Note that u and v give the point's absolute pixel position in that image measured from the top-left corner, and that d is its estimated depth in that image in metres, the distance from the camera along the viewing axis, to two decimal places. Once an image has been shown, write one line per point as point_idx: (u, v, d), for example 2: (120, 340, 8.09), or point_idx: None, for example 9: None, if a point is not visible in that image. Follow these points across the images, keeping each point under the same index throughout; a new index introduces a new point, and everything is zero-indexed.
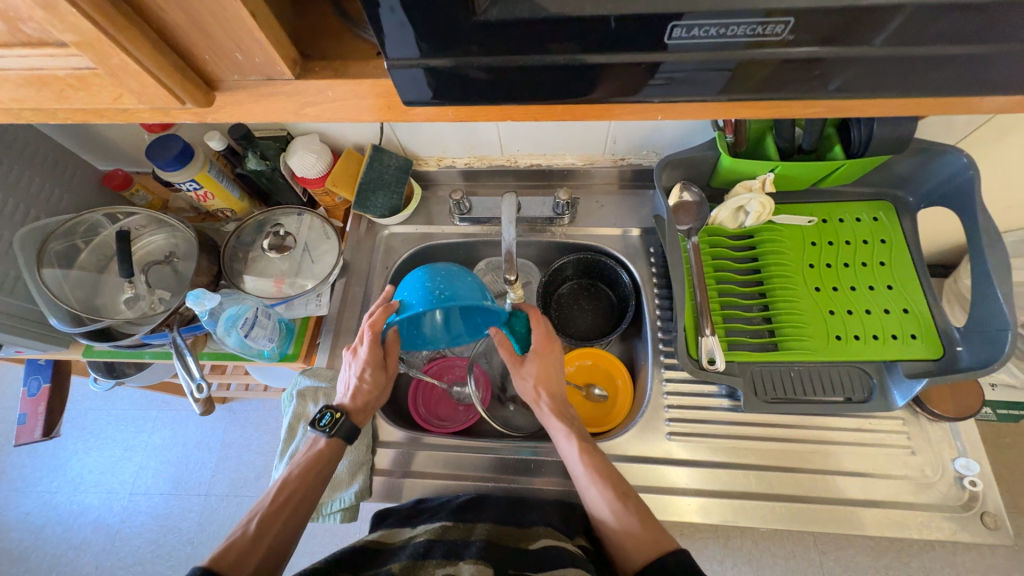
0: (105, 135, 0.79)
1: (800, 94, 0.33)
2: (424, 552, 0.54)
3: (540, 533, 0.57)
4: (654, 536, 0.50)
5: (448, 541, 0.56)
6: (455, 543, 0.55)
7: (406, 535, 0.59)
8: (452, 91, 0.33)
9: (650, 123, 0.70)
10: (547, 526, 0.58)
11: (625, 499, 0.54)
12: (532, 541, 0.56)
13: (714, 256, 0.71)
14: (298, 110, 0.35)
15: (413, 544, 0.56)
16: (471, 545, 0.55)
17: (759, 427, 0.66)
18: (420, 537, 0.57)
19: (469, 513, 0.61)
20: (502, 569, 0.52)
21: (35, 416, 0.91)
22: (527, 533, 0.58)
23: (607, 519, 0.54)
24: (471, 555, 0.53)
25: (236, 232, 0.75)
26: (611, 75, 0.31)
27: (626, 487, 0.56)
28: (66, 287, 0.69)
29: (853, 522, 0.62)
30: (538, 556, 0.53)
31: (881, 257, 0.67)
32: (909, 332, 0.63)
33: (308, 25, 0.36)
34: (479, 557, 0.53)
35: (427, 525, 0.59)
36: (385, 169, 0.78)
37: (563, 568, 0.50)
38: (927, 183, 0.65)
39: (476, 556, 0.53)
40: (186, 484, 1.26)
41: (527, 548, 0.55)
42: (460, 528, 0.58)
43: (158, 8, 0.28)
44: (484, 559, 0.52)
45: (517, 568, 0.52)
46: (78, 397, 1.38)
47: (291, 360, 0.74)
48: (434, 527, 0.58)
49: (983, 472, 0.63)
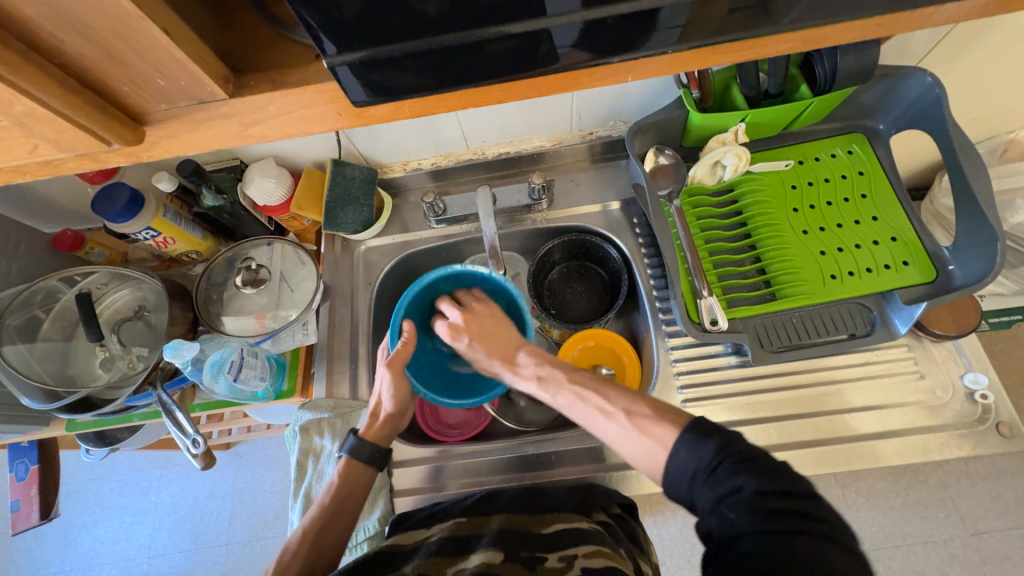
0: (45, 194, 0.73)
1: (767, 34, 0.31)
2: (437, 549, 0.52)
3: (554, 517, 0.57)
4: (666, 434, 0.45)
5: (461, 536, 0.54)
6: (470, 537, 0.54)
7: (421, 536, 0.56)
8: (401, 84, 0.30)
9: (614, 92, 0.69)
10: (559, 511, 0.58)
11: (617, 417, 0.49)
12: (546, 525, 0.56)
13: (699, 215, 0.70)
14: (242, 132, 0.32)
15: (428, 544, 0.54)
16: (484, 537, 0.53)
17: (771, 378, 0.66)
18: (435, 536, 0.55)
19: (483, 506, 0.59)
20: (514, 552, 0.51)
21: (29, 502, 0.88)
22: (542, 517, 0.57)
23: (615, 441, 0.49)
24: (482, 545, 0.52)
25: (205, 273, 0.72)
26: (571, 40, 0.29)
27: (615, 399, 0.50)
28: (34, 362, 0.65)
29: (874, 455, 0.62)
30: (553, 539, 0.53)
31: (861, 190, 0.67)
32: (901, 259, 0.63)
33: (235, 37, 0.33)
34: (491, 545, 0.51)
35: (441, 524, 0.57)
36: (350, 183, 0.75)
37: (578, 547, 0.51)
38: (895, 108, 0.65)
39: (487, 545, 0.52)
40: (204, 537, 1.23)
41: (542, 533, 0.54)
42: (474, 522, 0.56)
43: (57, 40, 0.25)
44: (494, 547, 0.51)
45: (528, 550, 0.52)
46: (75, 470, 1.33)
47: (289, 397, 0.71)
48: (447, 525, 0.56)
49: (992, 383, 0.64)
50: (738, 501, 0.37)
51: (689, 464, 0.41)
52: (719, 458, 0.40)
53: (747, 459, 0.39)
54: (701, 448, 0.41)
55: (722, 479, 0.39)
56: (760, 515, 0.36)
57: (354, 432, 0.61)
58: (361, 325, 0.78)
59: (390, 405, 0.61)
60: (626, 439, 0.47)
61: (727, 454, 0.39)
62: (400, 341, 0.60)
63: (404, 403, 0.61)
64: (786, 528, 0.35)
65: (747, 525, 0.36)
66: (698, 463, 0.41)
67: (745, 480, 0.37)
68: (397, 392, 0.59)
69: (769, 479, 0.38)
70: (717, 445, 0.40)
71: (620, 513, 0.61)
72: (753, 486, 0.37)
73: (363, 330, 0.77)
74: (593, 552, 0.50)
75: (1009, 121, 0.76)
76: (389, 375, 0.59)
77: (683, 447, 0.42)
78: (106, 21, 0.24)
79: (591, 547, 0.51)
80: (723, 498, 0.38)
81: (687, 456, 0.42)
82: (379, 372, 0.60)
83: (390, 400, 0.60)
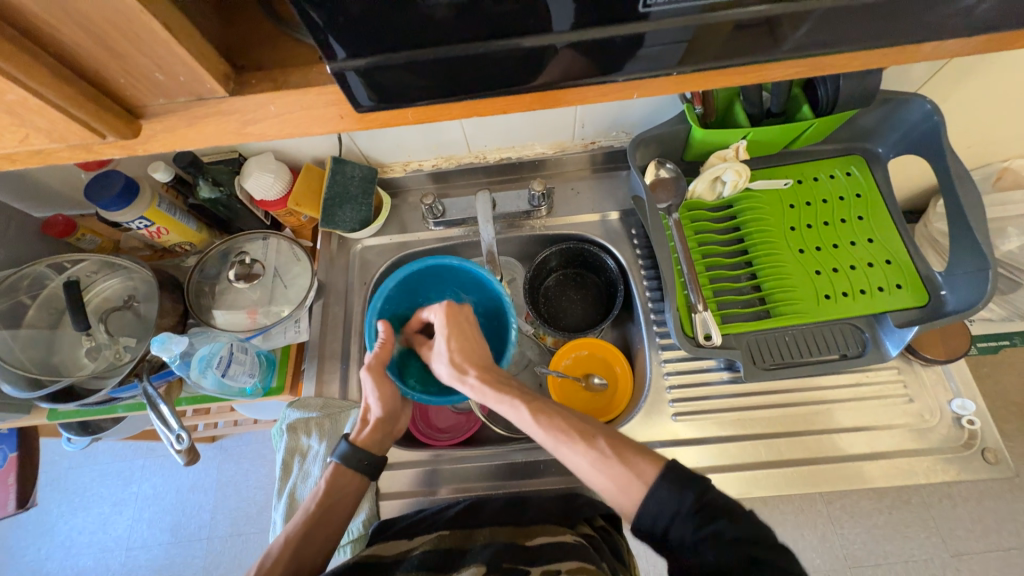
0: (38, 177, 0.72)
1: (772, 58, 0.31)
2: (419, 563, 0.52)
3: (539, 530, 0.56)
4: (647, 469, 0.46)
5: (445, 549, 0.54)
6: (453, 551, 0.54)
7: (404, 548, 0.56)
8: (404, 90, 0.30)
9: (618, 104, 0.69)
10: (543, 523, 0.57)
11: (595, 444, 0.49)
12: (530, 538, 0.55)
13: (697, 230, 0.70)
14: (241, 130, 0.32)
15: (411, 558, 0.53)
16: (470, 552, 0.53)
17: (761, 395, 0.66)
18: (418, 549, 0.55)
19: (468, 518, 0.59)
20: (497, 564, 0.50)
21: (6, 489, 0.87)
22: (526, 530, 0.57)
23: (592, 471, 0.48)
24: (467, 561, 0.51)
25: (198, 266, 0.71)
26: (579, 54, 0.29)
27: (596, 427, 0.51)
28: (17, 349, 0.63)
29: (860, 476, 0.62)
30: (536, 551, 0.52)
31: (858, 212, 0.68)
32: (894, 282, 0.63)
33: (237, 33, 0.32)
34: (477, 560, 0.51)
35: (424, 536, 0.57)
36: (349, 181, 0.74)
37: (562, 562, 0.50)
38: (894, 133, 0.66)
39: (472, 561, 0.51)
40: (184, 530, 1.21)
41: (527, 545, 0.54)
42: (458, 535, 0.56)
43: (52, 30, 0.25)
44: (479, 561, 0.51)
45: (512, 562, 0.51)
46: (56, 457, 1.30)
47: (277, 394, 0.70)
48: (430, 538, 0.56)
49: (979, 409, 0.65)
50: (716, 546, 0.39)
51: (670, 502, 0.42)
52: (698, 506, 0.41)
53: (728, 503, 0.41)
54: (682, 493, 0.42)
55: (703, 521, 0.40)
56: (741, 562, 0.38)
57: (347, 438, 0.60)
58: (354, 325, 0.77)
59: (379, 410, 0.60)
60: (601, 469, 0.47)
61: (711, 496, 0.42)
62: (377, 344, 0.59)
63: (393, 403, 0.61)
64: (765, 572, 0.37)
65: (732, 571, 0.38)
66: (678, 505, 0.42)
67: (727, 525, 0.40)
68: (383, 394, 0.59)
69: (747, 526, 0.40)
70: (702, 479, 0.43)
71: (603, 525, 0.61)
72: (731, 531, 0.39)
73: (355, 329, 0.77)
74: (576, 568, 0.49)
75: (1003, 150, 0.78)
76: (370, 378, 0.59)
77: (662, 488, 0.43)
78: (106, 14, 0.24)
79: (576, 562, 0.50)
80: (706, 539, 0.39)
81: (667, 497, 0.43)
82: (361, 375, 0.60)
83: (376, 403, 0.60)
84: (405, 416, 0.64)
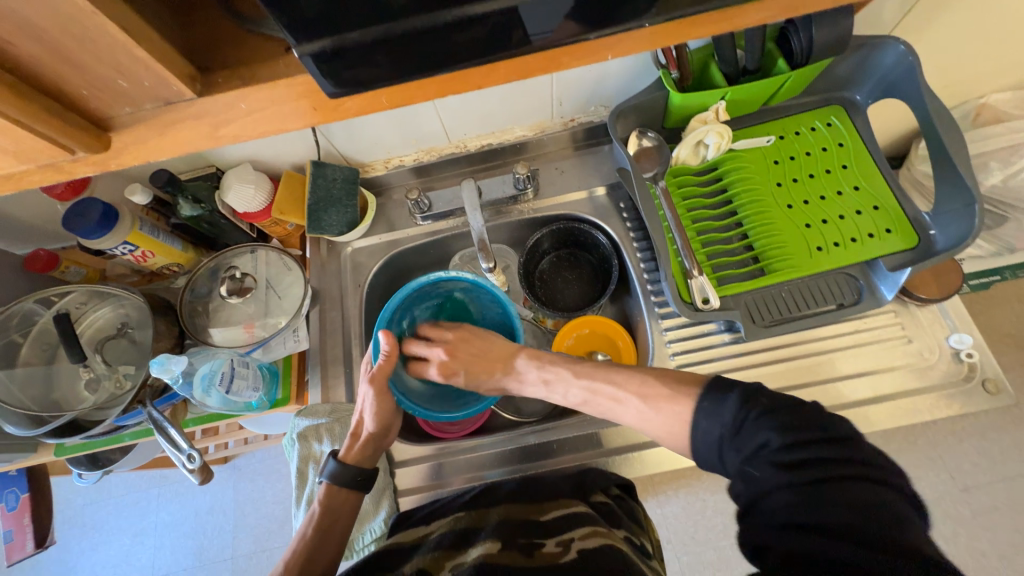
0: (12, 212, 0.71)
1: (735, 3, 0.31)
2: (436, 544, 0.54)
3: (552, 505, 0.58)
4: (684, 408, 0.47)
5: (459, 528, 0.56)
6: (468, 530, 0.55)
7: (421, 533, 0.57)
8: (367, 74, 0.30)
9: (592, 76, 0.68)
10: (556, 498, 0.59)
11: (630, 402, 0.53)
12: (544, 512, 0.58)
13: (685, 195, 0.70)
14: (214, 133, 0.31)
15: (430, 540, 0.55)
16: (483, 530, 0.55)
17: (764, 351, 0.67)
18: (437, 532, 0.56)
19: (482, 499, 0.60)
20: (512, 539, 0.53)
21: (22, 531, 0.86)
22: (539, 505, 0.59)
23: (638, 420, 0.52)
24: (479, 538, 0.54)
25: (188, 286, 0.70)
26: (539, 16, 0.29)
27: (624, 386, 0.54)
28: (15, 389, 0.63)
29: (865, 420, 0.63)
30: (551, 525, 0.55)
31: (841, 161, 0.68)
32: (883, 227, 0.64)
33: (198, 34, 0.32)
34: (490, 537, 0.54)
35: (441, 519, 0.58)
36: (331, 184, 0.73)
37: (574, 531, 0.54)
38: (869, 78, 0.66)
39: (486, 537, 0.54)
40: (208, 553, 1.21)
41: (541, 520, 0.56)
42: (472, 515, 0.57)
43: (5, 44, 0.24)
44: (493, 538, 0.53)
45: (525, 537, 0.54)
46: (69, 495, 1.29)
47: (284, 404, 0.71)
48: (447, 520, 0.57)
49: (976, 342, 0.66)
50: (765, 458, 0.39)
51: (714, 429, 0.44)
52: (743, 415, 0.42)
53: (775, 408, 0.41)
54: (722, 413, 0.44)
55: (748, 437, 0.41)
56: (792, 468, 0.38)
57: (334, 457, 0.61)
58: (353, 328, 0.77)
59: (371, 423, 0.61)
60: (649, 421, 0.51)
61: (752, 409, 0.42)
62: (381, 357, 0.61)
63: (386, 417, 0.61)
64: (819, 474, 0.37)
65: (795, 493, 0.36)
66: (722, 428, 0.43)
67: (770, 435, 0.39)
68: (379, 409, 0.60)
69: (793, 428, 0.39)
70: (741, 395, 0.43)
71: (619, 493, 0.63)
72: (778, 440, 0.39)
73: (356, 333, 0.76)
74: (588, 533, 0.53)
75: (979, 85, 0.78)
76: (373, 390, 0.60)
77: (702, 417, 0.45)
78: (55, 19, 0.23)
79: (587, 529, 0.54)
80: (751, 456, 0.40)
81: (708, 422, 0.44)
82: (363, 389, 0.61)
83: (371, 418, 0.61)
84: (396, 432, 0.64)
